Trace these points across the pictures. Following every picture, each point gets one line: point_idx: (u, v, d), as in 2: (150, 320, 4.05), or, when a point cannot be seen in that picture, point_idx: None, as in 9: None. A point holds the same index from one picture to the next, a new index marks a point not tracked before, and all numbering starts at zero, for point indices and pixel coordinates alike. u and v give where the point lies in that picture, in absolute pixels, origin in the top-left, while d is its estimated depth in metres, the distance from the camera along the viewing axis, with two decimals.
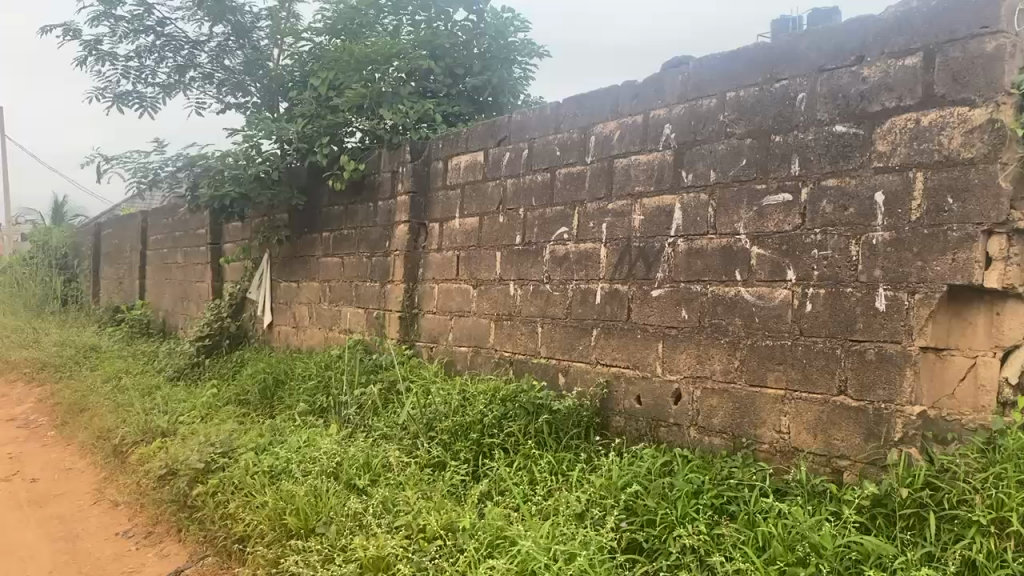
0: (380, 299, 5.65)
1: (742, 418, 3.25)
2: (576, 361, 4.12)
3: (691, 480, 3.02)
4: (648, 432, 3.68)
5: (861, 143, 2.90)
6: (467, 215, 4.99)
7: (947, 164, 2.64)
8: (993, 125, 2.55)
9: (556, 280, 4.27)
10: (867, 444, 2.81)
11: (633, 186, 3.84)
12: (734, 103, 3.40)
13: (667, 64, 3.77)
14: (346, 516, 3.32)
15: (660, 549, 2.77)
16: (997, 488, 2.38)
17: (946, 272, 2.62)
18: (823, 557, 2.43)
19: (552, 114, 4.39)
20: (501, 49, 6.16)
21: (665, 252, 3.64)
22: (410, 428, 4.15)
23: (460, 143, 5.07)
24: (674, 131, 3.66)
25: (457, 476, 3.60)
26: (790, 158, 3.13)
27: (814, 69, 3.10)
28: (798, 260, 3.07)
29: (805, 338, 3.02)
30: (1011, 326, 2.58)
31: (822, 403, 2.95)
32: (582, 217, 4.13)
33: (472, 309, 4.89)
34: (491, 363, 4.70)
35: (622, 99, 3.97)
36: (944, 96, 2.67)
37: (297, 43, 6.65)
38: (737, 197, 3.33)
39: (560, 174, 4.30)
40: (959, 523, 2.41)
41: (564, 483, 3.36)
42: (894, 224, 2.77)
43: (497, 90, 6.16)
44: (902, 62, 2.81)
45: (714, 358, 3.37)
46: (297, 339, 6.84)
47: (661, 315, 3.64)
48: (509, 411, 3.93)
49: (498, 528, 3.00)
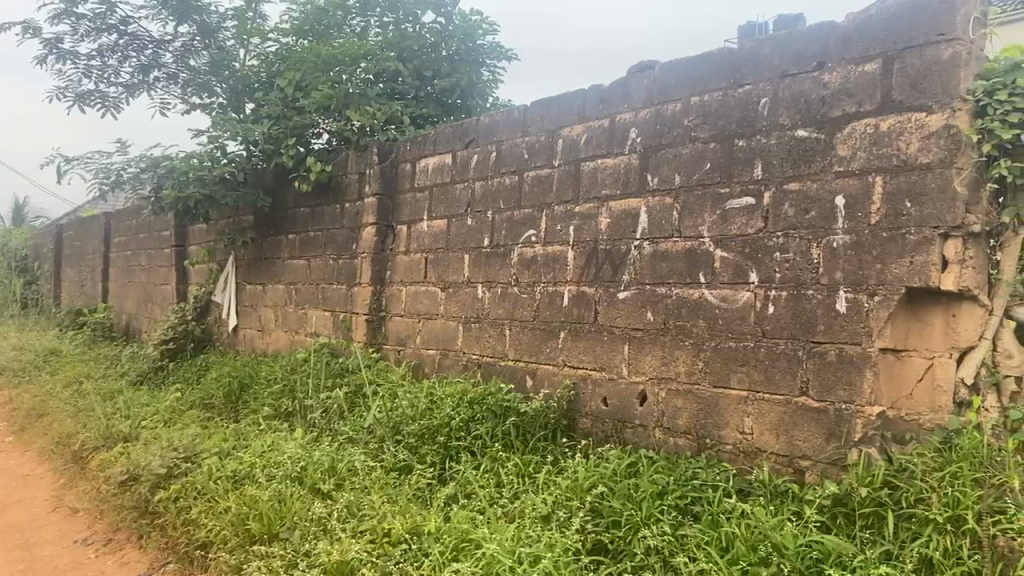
0: (347, 302, 5.61)
1: (706, 419, 3.27)
2: (543, 364, 4.12)
3: (655, 481, 3.04)
4: (614, 433, 3.69)
5: (822, 147, 2.94)
6: (435, 217, 4.98)
7: (905, 169, 2.69)
8: (948, 131, 2.60)
9: (524, 283, 4.28)
10: (828, 445, 2.85)
11: (600, 189, 3.86)
12: (698, 108, 3.43)
13: (632, 68, 3.80)
14: (310, 521, 3.28)
15: (625, 550, 2.78)
16: (953, 488, 2.42)
17: (905, 275, 2.67)
18: (784, 557, 2.46)
19: (520, 116, 4.40)
20: (469, 52, 6.17)
21: (631, 254, 3.66)
22: (376, 431, 4.12)
23: (427, 146, 5.06)
24: (640, 135, 3.69)
25: (423, 480, 3.58)
26: (753, 162, 3.17)
27: (777, 75, 3.14)
28: (760, 263, 3.10)
29: (767, 340, 3.06)
30: (967, 327, 2.64)
31: (784, 404, 2.99)
32: (549, 220, 4.15)
33: (440, 311, 4.88)
34: (459, 366, 4.69)
35: (588, 102, 3.99)
36: (903, 102, 2.73)
37: (264, 43, 6.59)
38: (701, 201, 3.36)
39: (527, 177, 4.31)
40: (917, 522, 2.44)
41: (530, 485, 3.35)
42: (854, 227, 2.81)
43: (465, 93, 6.16)
44: (861, 69, 2.86)
45: (679, 359, 3.40)
46: (263, 342, 6.77)
47: (627, 318, 3.66)
48: (476, 414, 3.93)
49: (464, 531, 2.99)
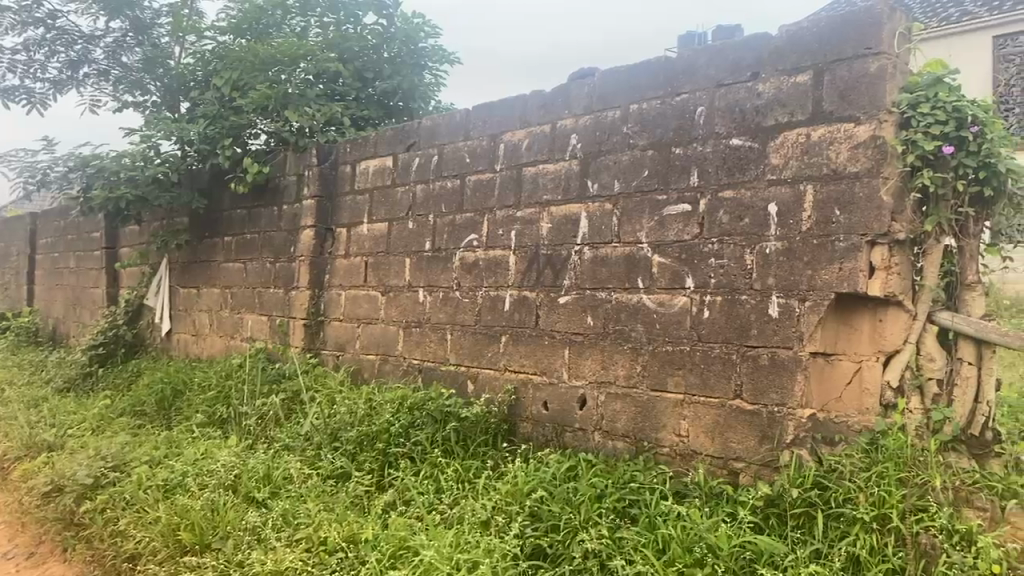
0: (284, 306, 5.50)
1: (644, 422, 3.31)
2: (484, 368, 4.11)
3: (594, 485, 3.06)
4: (554, 437, 3.71)
5: (756, 156, 3.01)
6: (376, 220, 4.93)
7: (835, 177, 2.77)
8: (875, 141, 2.69)
9: (465, 287, 4.26)
10: (761, 446, 2.91)
11: (541, 194, 3.87)
12: (637, 115, 3.47)
13: (573, 74, 3.83)
14: (244, 530, 3.21)
15: (563, 554, 2.79)
16: (879, 487, 2.50)
17: (834, 281, 2.74)
18: (719, 557, 2.51)
19: (462, 120, 4.39)
20: (411, 54, 6.13)
21: (572, 259, 3.69)
22: (314, 438, 4.05)
23: (368, 148, 5.02)
24: (580, 141, 3.72)
25: (361, 487, 3.53)
26: (689, 169, 3.23)
27: (712, 84, 3.21)
28: (696, 268, 3.16)
29: (702, 344, 3.11)
30: (893, 332, 2.73)
31: (719, 406, 3.04)
32: (490, 224, 4.15)
33: (380, 316, 4.83)
34: (399, 371, 4.65)
35: (530, 107, 4.00)
36: (832, 113, 2.81)
37: (200, 41, 6.42)
38: (639, 207, 3.40)
39: (469, 181, 4.30)
40: (845, 521, 2.51)
41: (470, 491, 3.33)
42: (786, 234, 2.88)
43: (407, 95, 6.11)
44: (793, 80, 2.94)
45: (617, 363, 3.43)
46: (197, 347, 6.59)
47: (568, 322, 3.68)
48: (416, 420, 3.89)
49: (402, 538, 2.96)
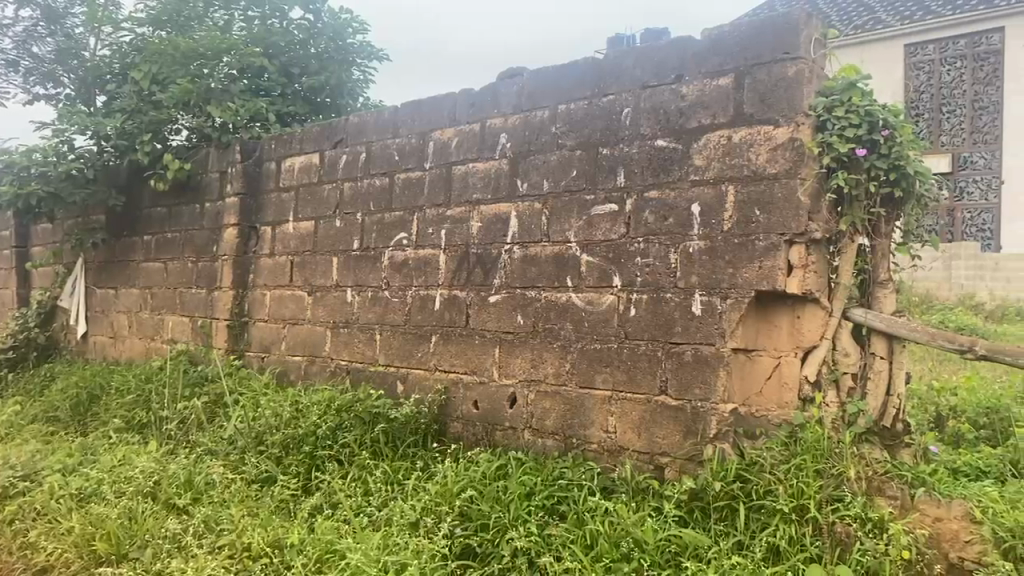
0: (207, 307, 5.35)
1: (573, 419, 3.34)
2: (414, 368, 4.08)
3: (524, 483, 3.08)
4: (485, 436, 3.70)
5: (680, 157, 3.07)
6: (302, 219, 4.84)
7: (755, 179, 2.85)
8: (792, 143, 2.77)
9: (395, 286, 4.22)
10: (686, 442, 2.97)
11: (471, 193, 3.87)
12: (565, 115, 3.50)
13: (502, 73, 3.83)
14: (163, 538, 3.10)
15: (492, 553, 2.79)
16: (798, 478, 2.58)
17: (755, 279, 2.81)
18: (645, 551, 2.55)
19: (390, 117, 4.35)
20: (339, 50, 6.02)
21: (501, 258, 3.69)
22: (237, 442, 3.95)
23: (294, 145, 4.93)
24: (509, 140, 3.73)
25: (286, 491, 3.45)
26: (616, 170, 3.27)
27: (638, 85, 3.26)
28: (623, 267, 3.20)
29: (629, 341, 3.16)
30: (809, 328, 2.82)
31: (645, 402, 3.09)
32: (420, 223, 4.12)
33: (307, 316, 4.74)
34: (326, 372, 4.57)
35: (459, 105, 3.99)
36: (752, 116, 2.88)
37: (117, 32, 6.20)
38: (568, 206, 3.43)
39: (398, 179, 4.26)
40: (766, 512, 2.57)
41: (400, 492, 3.29)
42: (709, 233, 2.95)
43: (335, 92, 6.00)
44: (715, 82, 3.01)
45: (547, 361, 3.45)
46: (115, 350, 6.36)
47: (498, 321, 3.68)
48: (344, 422, 3.83)
49: (328, 542, 2.91)
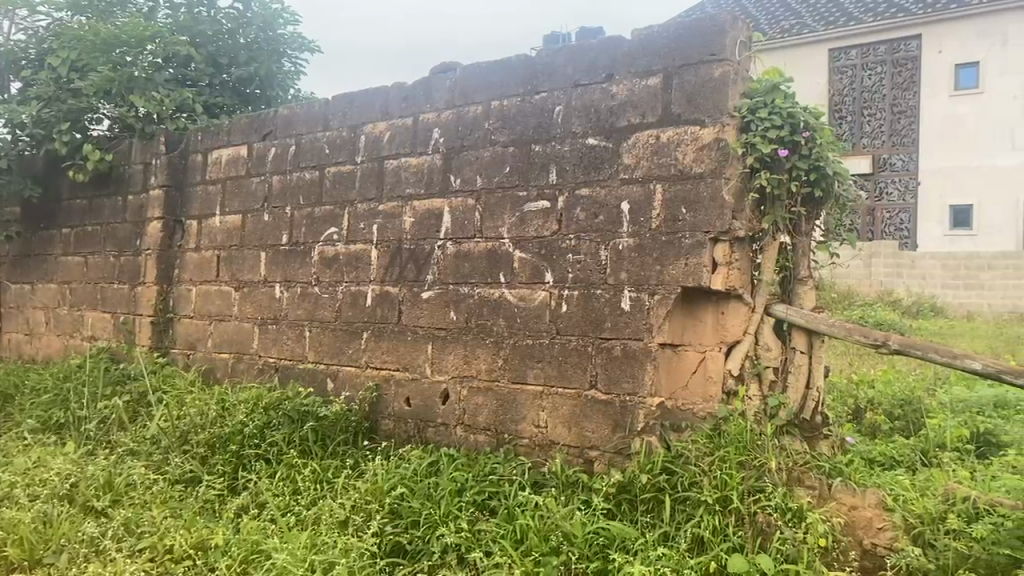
0: (130, 303, 5.18)
1: (505, 414, 3.35)
2: (345, 365, 4.03)
3: (455, 479, 3.08)
4: (416, 433, 3.69)
5: (610, 155, 3.11)
6: (229, 213, 4.73)
7: (681, 178, 2.91)
8: (718, 143, 2.83)
9: (325, 282, 4.17)
10: (614, 435, 3.02)
11: (404, 188, 3.84)
12: (497, 112, 3.51)
13: (435, 68, 3.81)
14: (80, 542, 2.99)
15: (423, 550, 2.79)
16: (721, 470, 2.63)
17: (681, 276, 2.87)
18: (573, 544, 2.58)
19: (321, 111, 4.28)
20: (269, 40, 5.87)
21: (434, 254, 3.68)
22: (161, 442, 3.84)
23: (221, 137, 4.82)
24: (442, 136, 3.71)
25: (212, 491, 3.37)
26: (548, 167, 3.30)
27: (570, 84, 3.29)
28: (554, 263, 3.23)
29: (560, 337, 3.19)
30: (733, 323, 2.89)
31: (575, 397, 3.13)
32: (351, 218, 4.07)
33: (234, 313, 4.64)
34: (255, 370, 4.48)
35: (391, 100, 3.95)
36: (680, 116, 2.94)
37: (33, 16, 5.93)
38: (500, 203, 3.44)
39: (328, 173, 4.20)
40: (691, 504, 2.62)
41: (329, 491, 3.24)
42: (638, 231, 3.00)
43: (265, 83, 5.86)
44: (644, 82, 3.06)
45: (480, 357, 3.45)
46: (30, 348, 6.09)
47: (431, 318, 3.67)
48: (272, 420, 3.77)
49: (254, 543, 2.85)
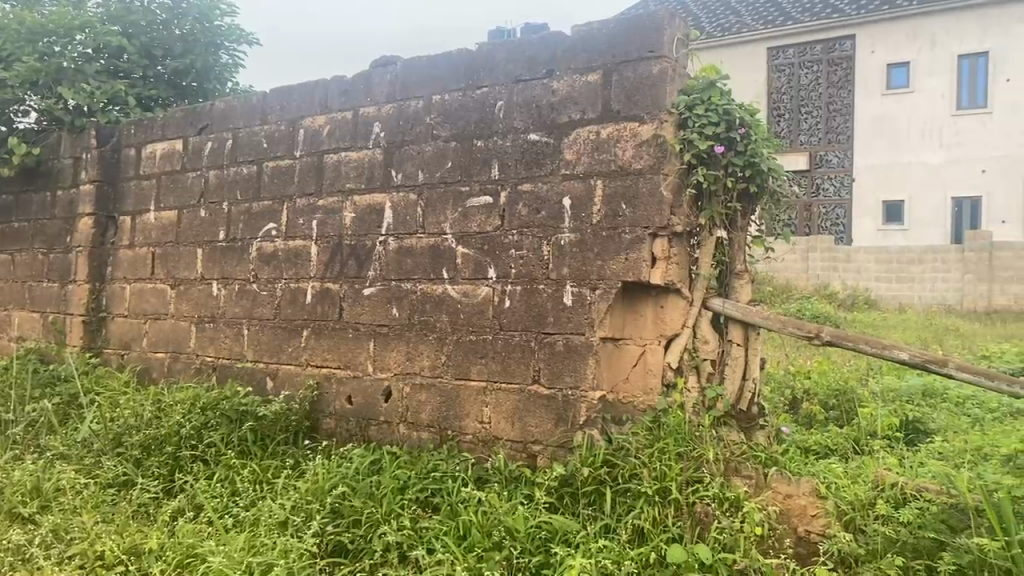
0: (59, 302, 5.02)
1: (448, 411, 3.34)
2: (285, 364, 3.97)
3: (397, 477, 3.07)
4: (358, 432, 3.64)
5: (551, 151, 3.13)
6: (163, 208, 4.61)
7: (621, 174, 2.93)
8: (656, 140, 2.87)
9: (264, 279, 4.09)
10: (557, 429, 3.03)
11: (344, 183, 3.79)
12: (438, 106, 3.49)
13: (374, 61, 3.77)
14: (5, 551, 2.88)
15: (364, 549, 2.76)
16: (661, 462, 2.67)
17: (621, 271, 2.90)
18: (515, 539, 2.58)
19: (259, 103, 4.20)
20: (205, 32, 5.73)
21: (376, 250, 3.65)
22: (92, 445, 3.72)
23: (155, 131, 4.69)
24: (383, 130, 3.68)
25: (146, 494, 3.28)
26: (490, 162, 3.29)
27: (511, 80, 3.29)
28: (497, 259, 3.23)
29: (503, 332, 3.19)
30: (672, 317, 2.93)
31: (519, 393, 3.13)
32: (290, 213, 4.01)
33: (169, 311, 4.53)
34: (192, 369, 4.37)
35: (330, 93, 3.90)
36: (620, 112, 2.96)
37: None
38: (442, 198, 3.42)
39: (266, 168, 4.13)
40: (631, 496, 2.65)
41: (269, 491, 3.18)
42: (579, 226, 3.02)
43: (201, 76, 5.72)
44: (584, 79, 3.07)
45: (423, 354, 3.44)
46: None
47: (372, 315, 3.63)
48: (209, 420, 3.69)
49: (190, 546, 2.78)
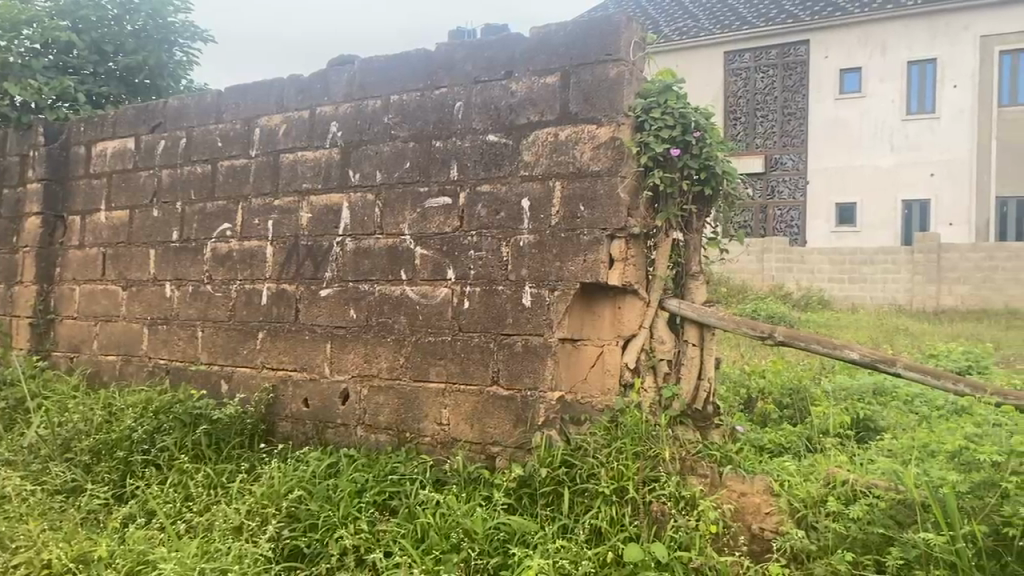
0: (5, 304, 4.89)
1: (407, 413, 3.33)
2: (240, 366, 3.91)
3: (355, 480, 3.05)
4: (315, 434, 3.61)
5: (510, 152, 3.13)
6: (114, 208, 4.52)
7: (580, 175, 2.95)
8: (613, 142, 2.89)
9: (218, 280, 4.03)
10: (516, 430, 3.04)
11: (301, 182, 3.75)
12: (397, 106, 3.47)
13: (332, 60, 3.73)
14: None
15: (321, 553, 2.74)
16: (618, 461, 2.69)
17: (580, 272, 2.92)
18: (474, 541, 2.58)
19: (214, 102, 4.13)
20: (158, 28, 5.63)
21: (333, 251, 3.61)
22: (40, 451, 3.63)
23: (106, 129, 4.59)
24: (340, 130, 3.65)
25: (96, 501, 3.20)
26: (449, 163, 3.29)
27: (469, 80, 3.28)
28: (456, 260, 3.23)
29: (462, 334, 3.18)
30: (629, 318, 2.96)
31: (478, 394, 3.13)
32: (245, 213, 3.95)
33: (121, 313, 4.43)
34: (144, 372, 4.29)
35: (287, 93, 3.85)
36: (577, 114, 2.98)
37: None
38: (401, 199, 3.40)
39: (221, 167, 4.06)
40: (589, 496, 2.67)
41: (223, 496, 3.13)
42: (538, 228, 3.03)
43: (154, 73, 5.59)
44: (543, 80, 3.08)
45: (381, 356, 3.41)
46: None
47: (329, 316, 3.60)
48: (162, 424, 3.62)
49: (141, 553, 2.72)
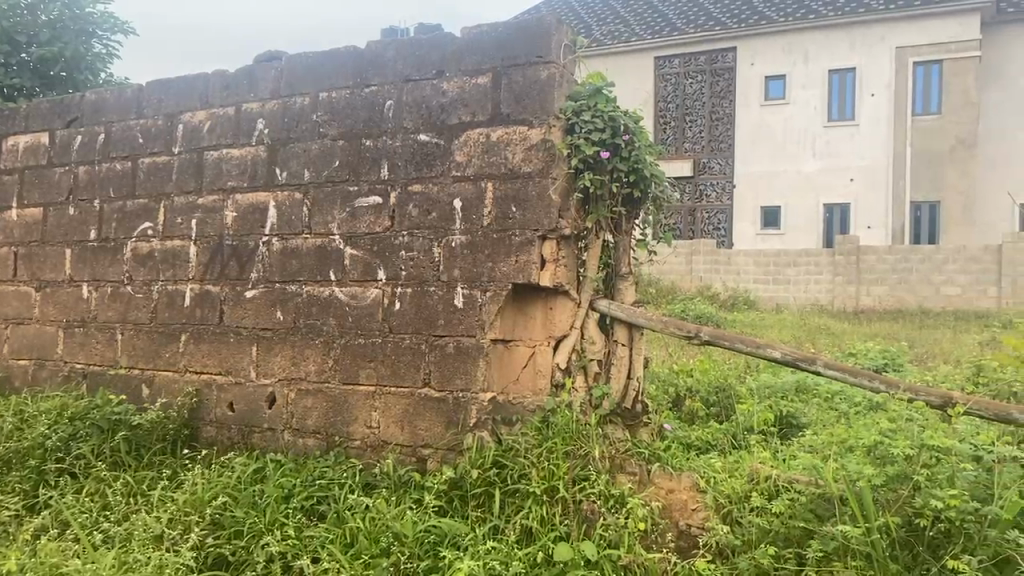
0: None
1: (336, 417, 3.27)
2: (161, 370, 3.79)
3: (282, 485, 3.00)
4: (241, 439, 3.52)
5: (441, 152, 3.12)
6: (27, 205, 4.32)
7: (511, 176, 2.95)
8: (544, 143, 2.90)
9: (139, 281, 3.89)
10: (447, 432, 3.02)
11: (226, 180, 3.66)
12: (326, 104, 3.41)
13: (259, 56, 3.65)
14: None
15: (246, 561, 2.67)
16: (550, 461, 2.70)
17: (511, 272, 2.92)
18: (404, 544, 2.56)
19: (134, 97, 4.00)
20: (74, 19, 5.43)
21: (259, 250, 3.53)
22: None
23: (17, 123, 4.39)
24: (267, 127, 3.57)
25: (5, 512, 3.04)
26: (379, 162, 3.25)
27: (400, 78, 3.25)
28: (387, 261, 3.19)
29: (393, 335, 3.15)
30: (560, 318, 3.00)
31: (409, 396, 3.10)
32: (167, 212, 3.83)
33: (34, 315, 4.24)
34: (59, 377, 4.11)
35: (211, 89, 3.75)
36: (509, 115, 2.98)
37: None
38: (330, 197, 3.35)
39: (142, 164, 3.93)
40: (520, 496, 2.67)
41: (143, 504, 3.03)
42: (469, 228, 3.02)
43: (71, 65, 5.36)
44: (474, 81, 3.08)
45: (309, 358, 3.35)
46: None
47: (255, 317, 3.52)
48: (78, 431, 3.48)
49: (53, 565, 2.58)
